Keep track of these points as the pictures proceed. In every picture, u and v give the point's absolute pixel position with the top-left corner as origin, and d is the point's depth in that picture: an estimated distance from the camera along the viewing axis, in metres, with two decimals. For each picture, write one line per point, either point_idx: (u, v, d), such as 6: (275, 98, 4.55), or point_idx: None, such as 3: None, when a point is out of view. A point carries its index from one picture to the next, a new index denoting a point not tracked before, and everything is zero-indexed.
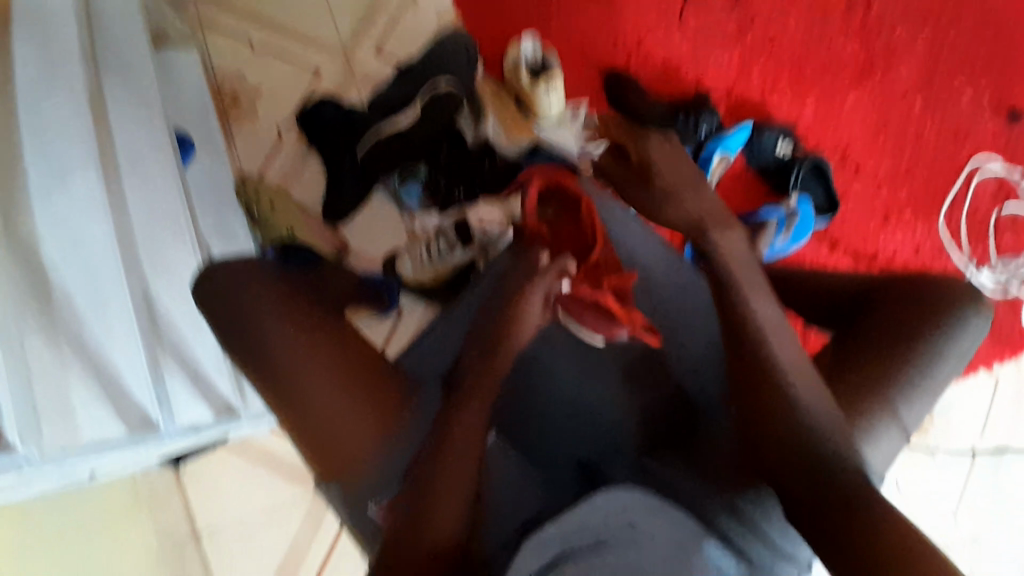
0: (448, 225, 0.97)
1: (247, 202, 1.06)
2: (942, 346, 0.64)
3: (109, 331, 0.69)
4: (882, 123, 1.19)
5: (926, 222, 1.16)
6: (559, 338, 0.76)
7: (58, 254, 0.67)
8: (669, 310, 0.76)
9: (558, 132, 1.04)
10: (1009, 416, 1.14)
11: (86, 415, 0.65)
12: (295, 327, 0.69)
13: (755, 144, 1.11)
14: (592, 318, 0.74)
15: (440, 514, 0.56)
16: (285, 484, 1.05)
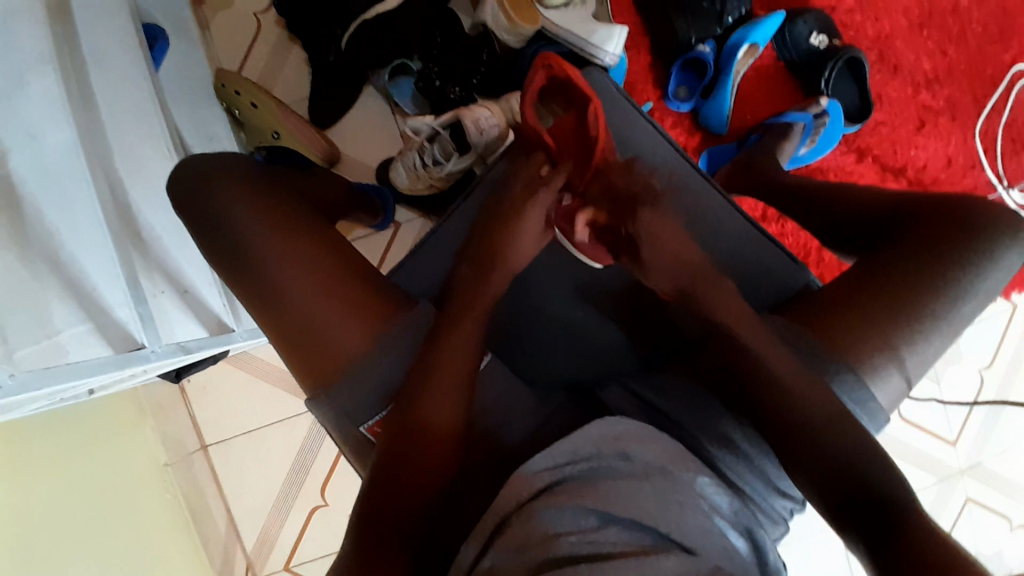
0: (442, 128, 0.87)
1: (225, 101, 0.97)
2: (970, 282, 0.61)
3: (82, 243, 0.64)
4: (926, 16, 1.06)
5: (961, 132, 1.05)
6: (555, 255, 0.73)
7: (23, 161, 0.63)
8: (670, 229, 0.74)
9: (566, 17, 0.92)
10: None
11: (68, 334, 0.59)
12: (278, 230, 0.63)
13: (787, 34, 1.00)
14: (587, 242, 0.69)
15: (435, 428, 0.57)
16: (283, 394, 1.07)
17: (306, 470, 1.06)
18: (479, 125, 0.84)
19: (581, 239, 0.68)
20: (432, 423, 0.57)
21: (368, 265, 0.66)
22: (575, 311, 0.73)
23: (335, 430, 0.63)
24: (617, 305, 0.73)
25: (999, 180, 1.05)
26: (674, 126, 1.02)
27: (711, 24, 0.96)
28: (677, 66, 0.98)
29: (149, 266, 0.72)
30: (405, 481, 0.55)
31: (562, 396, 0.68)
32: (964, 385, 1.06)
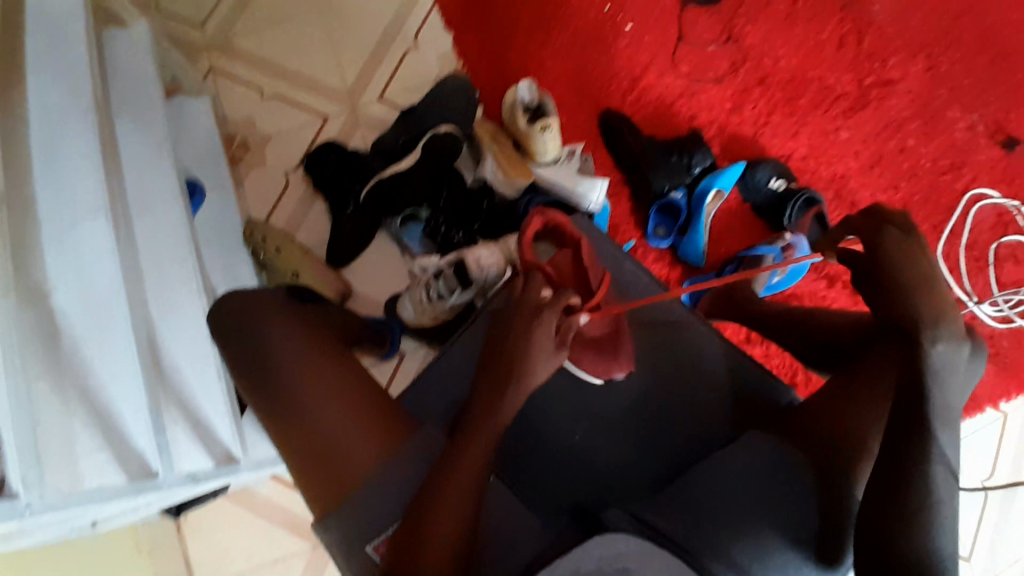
0: (448, 266, 0.97)
1: (254, 246, 1.07)
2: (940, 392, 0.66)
3: (114, 379, 0.69)
4: (877, 156, 1.21)
5: (924, 257, 1.17)
6: (555, 382, 0.77)
7: (64, 298, 0.67)
8: (659, 354, 0.79)
9: (555, 172, 1.07)
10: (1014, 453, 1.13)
11: (88, 462, 0.64)
12: (308, 357, 0.70)
13: (749, 179, 1.14)
14: (590, 359, 0.75)
15: (436, 555, 0.57)
16: (285, 529, 1.05)
17: None
18: (480, 263, 0.95)
19: (588, 360, 0.75)
20: (434, 548, 0.57)
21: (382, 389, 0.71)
22: (571, 430, 0.76)
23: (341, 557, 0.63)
24: (614, 424, 0.76)
25: (970, 297, 1.16)
26: (655, 260, 1.13)
27: (681, 174, 1.11)
28: (656, 209, 1.10)
29: (168, 399, 0.77)
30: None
31: (565, 516, 0.71)
32: (968, 495, 1.10)
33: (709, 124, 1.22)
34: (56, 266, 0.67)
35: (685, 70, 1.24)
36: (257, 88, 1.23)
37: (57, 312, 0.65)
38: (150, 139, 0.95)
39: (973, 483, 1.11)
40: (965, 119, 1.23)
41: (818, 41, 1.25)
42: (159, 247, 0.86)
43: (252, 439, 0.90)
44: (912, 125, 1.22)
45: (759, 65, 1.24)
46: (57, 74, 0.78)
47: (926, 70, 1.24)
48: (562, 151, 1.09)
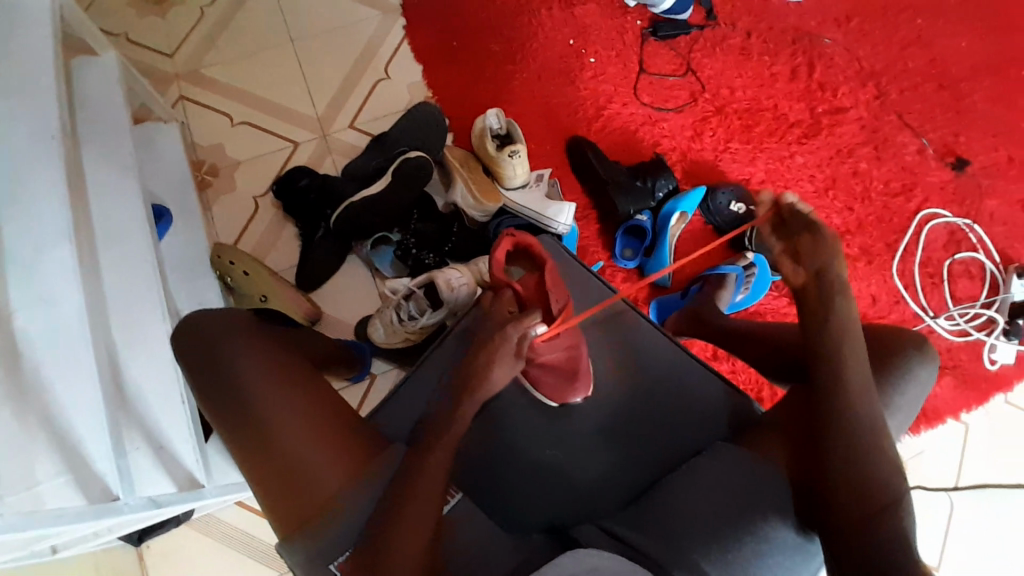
0: (418, 288, 0.98)
1: (220, 270, 1.06)
2: (893, 398, 0.69)
3: (75, 405, 0.67)
4: (832, 180, 1.27)
5: (880, 274, 1.22)
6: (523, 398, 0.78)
7: (30, 322, 0.68)
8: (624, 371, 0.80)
9: (525, 197, 1.11)
10: (983, 455, 1.16)
11: (48, 485, 0.60)
12: (275, 379, 0.69)
13: (710, 203, 1.19)
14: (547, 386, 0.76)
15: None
16: (253, 560, 1.02)
17: None
18: (450, 284, 0.95)
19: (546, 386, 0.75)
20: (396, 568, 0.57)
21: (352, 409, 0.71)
22: (543, 448, 0.76)
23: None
24: (583, 442, 0.77)
25: (927, 311, 1.21)
26: (624, 281, 1.15)
27: (647, 197, 1.15)
28: (622, 230, 1.13)
29: (130, 423, 0.76)
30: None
31: (537, 534, 0.70)
32: (933, 504, 1.14)
33: (672, 150, 1.26)
34: (21, 294, 0.68)
35: (647, 100, 1.29)
36: (228, 116, 1.24)
37: (21, 333, 0.66)
38: (119, 164, 0.95)
39: (937, 492, 1.14)
40: (914, 143, 1.29)
41: (771, 73, 1.32)
42: (121, 276, 0.86)
43: (218, 468, 0.89)
44: (864, 150, 1.29)
45: (716, 95, 1.31)
46: (22, 101, 0.78)
47: (875, 98, 1.32)
48: (529, 176, 1.12)
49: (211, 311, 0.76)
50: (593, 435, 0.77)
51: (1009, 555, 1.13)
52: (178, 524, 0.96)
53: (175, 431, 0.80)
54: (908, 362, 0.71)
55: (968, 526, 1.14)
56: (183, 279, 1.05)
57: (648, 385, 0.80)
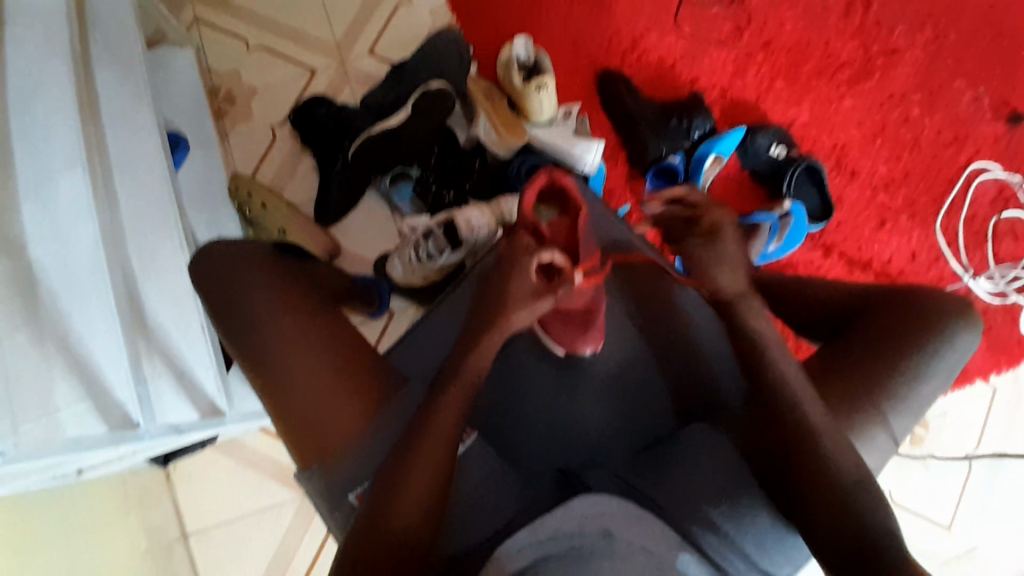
0: (437, 226, 0.96)
1: (238, 201, 1.04)
2: (928, 364, 0.66)
3: (92, 331, 0.68)
4: (879, 127, 1.18)
5: (923, 228, 1.14)
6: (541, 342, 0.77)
7: (45, 251, 0.67)
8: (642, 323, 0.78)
9: (548, 133, 1.04)
10: (1005, 424, 1.10)
11: (68, 412, 0.61)
12: (291, 316, 0.68)
13: (748, 146, 1.11)
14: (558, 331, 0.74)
15: (407, 516, 0.56)
16: (273, 480, 1.05)
17: (286, 563, 1.04)
18: (470, 223, 0.92)
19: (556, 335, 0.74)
20: (406, 508, 0.57)
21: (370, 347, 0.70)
22: (557, 393, 0.76)
23: (325, 509, 0.64)
24: (599, 388, 0.76)
25: (966, 271, 1.13)
26: (651, 225, 1.10)
27: (680, 138, 1.08)
28: (652, 173, 1.07)
29: (150, 350, 0.76)
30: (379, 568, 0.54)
31: (548, 475, 0.69)
32: (950, 468, 1.09)
33: (711, 87, 1.18)
34: (35, 219, 0.67)
35: (688, 32, 1.20)
36: (243, 40, 1.19)
37: (37, 263, 0.66)
38: (133, 89, 0.92)
39: (956, 456, 1.09)
40: (971, 91, 1.19)
41: (824, 5, 1.21)
42: (142, 202, 0.84)
43: (238, 395, 0.90)
44: (916, 96, 1.19)
45: (762, 28, 1.20)
46: (25, 15, 0.75)
47: (932, 40, 1.20)
48: (556, 111, 1.07)
49: (231, 243, 0.74)
50: (610, 382, 0.76)
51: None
52: (203, 447, 0.98)
53: (192, 356, 0.81)
54: (949, 329, 0.67)
55: (985, 492, 1.09)
56: (201, 208, 1.04)
57: (671, 335, 0.77)
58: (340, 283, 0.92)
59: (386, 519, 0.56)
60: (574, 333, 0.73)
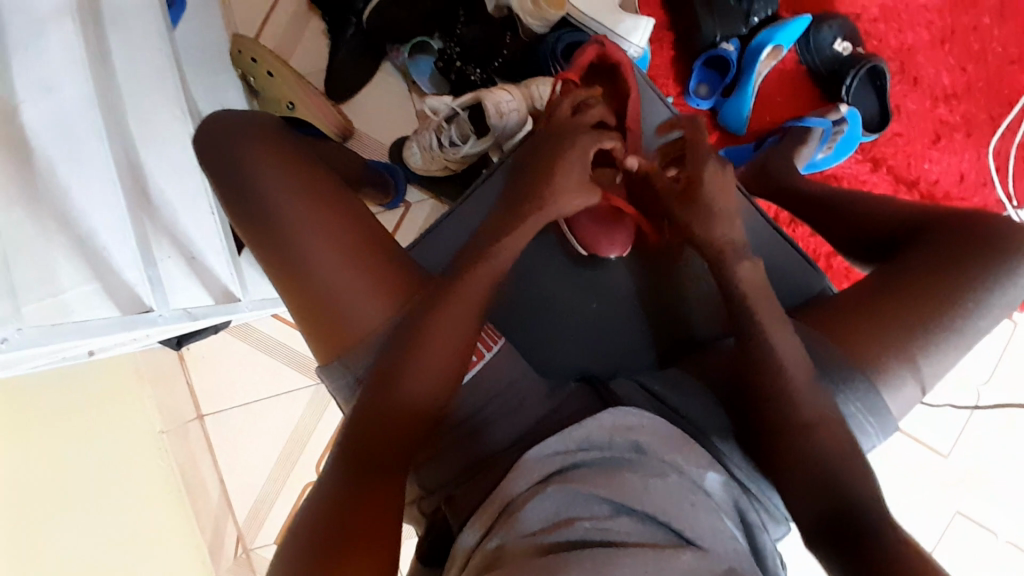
0: (461, 109, 0.86)
1: (242, 69, 0.95)
2: (982, 299, 0.61)
3: (95, 208, 0.63)
4: (948, 31, 1.02)
5: (975, 150, 1.02)
6: (571, 249, 0.73)
7: (38, 116, 0.61)
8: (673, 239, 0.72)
9: (592, 5, 0.92)
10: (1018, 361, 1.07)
11: (74, 293, 0.58)
12: (306, 199, 0.63)
13: (811, 38, 0.99)
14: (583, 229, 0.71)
15: (410, 414, 0.57)
16: (287, 367, 1.06)
17: (301, 445, 1.06)
18: (500, 109, 0.83)
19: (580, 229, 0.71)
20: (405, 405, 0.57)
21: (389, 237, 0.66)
22: (586, 300, 0.73)
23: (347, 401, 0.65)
24: (629, 298, 0.73)
25: (1008, 201, 1.02)
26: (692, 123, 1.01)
27: (737, 23, 0.96)
28: (701, 61, 0.97)
29: (157, 230, 0.72)
30: (382, 469, 0.55)
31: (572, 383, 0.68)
32: (957, 400, 1.07)
33: None
34: (23, 79, 0.61)
35: None
36: None
37: (27, 127, 0.61)
38: None
39: (965, 387, 1.07)
40: None
41: None
42: (137, 64, 0.75)
43: (250, 281, 0.88)
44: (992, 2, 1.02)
45: None
46: None
47: None
48: None
49: (240, 113, 0.67)
50: (640, 296, 0.73)
51: None
52: (217, 331, 0.96)
53: (203, 240, 0.77)
54: (1013, 262, 0.62)
55: (988, 427, 1.07)
56: None
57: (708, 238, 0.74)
58: (355, 169, 0.87)
59: (389, 416, 0.56)
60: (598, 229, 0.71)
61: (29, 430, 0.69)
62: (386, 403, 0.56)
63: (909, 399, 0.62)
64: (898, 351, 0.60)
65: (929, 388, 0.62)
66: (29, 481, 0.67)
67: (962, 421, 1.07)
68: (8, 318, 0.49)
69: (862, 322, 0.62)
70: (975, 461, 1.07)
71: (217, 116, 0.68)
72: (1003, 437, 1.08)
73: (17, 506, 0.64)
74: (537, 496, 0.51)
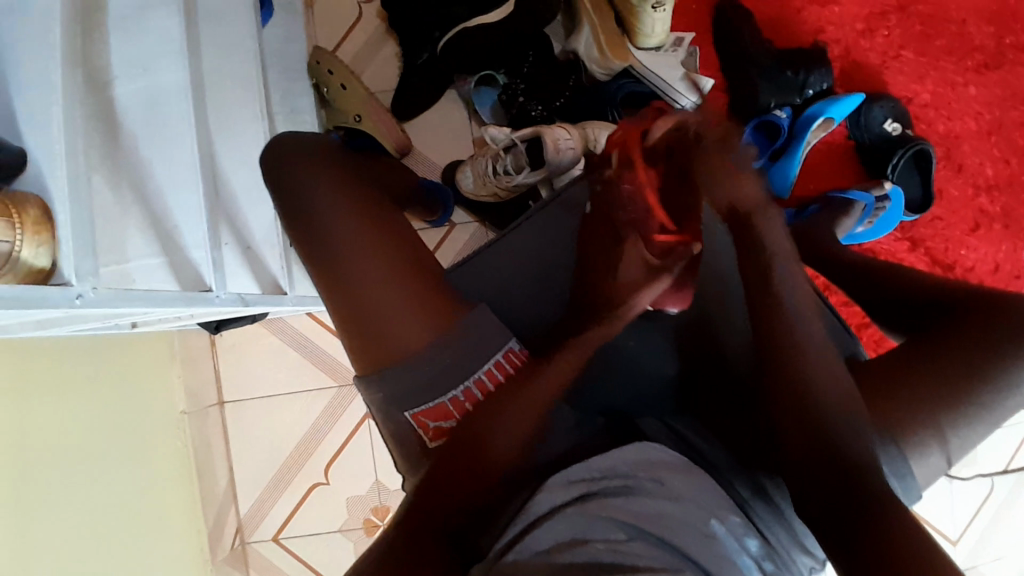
0: (520, 141, 0.91)
1: (317, 78, 1.00)
2: (1015, 379, 0.62)
3: (171, 184, 0.67)
4: (997, 124, 1.04)
5: (1013, 242, 1.03)
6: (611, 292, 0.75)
7: (128, 93, 0.66)
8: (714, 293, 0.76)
9: (656, 61, 0.97)
10: None
11: (138, 263, 0.62)
12: (370, 240, 0.69)
13: (862, 115, 1.01)
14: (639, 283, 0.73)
15: (493, 465, 0.58)
16: (311, 367, 1.08)
17: (310, 449, 1.07)
18: (557, 144, 0.87)
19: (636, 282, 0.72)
20: (495, 451, 0.59)
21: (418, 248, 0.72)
22: (622, 338, 0.74)
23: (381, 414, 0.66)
24: (663, 341, 0.76)
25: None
26: None
27: (791, 94, 1.00)
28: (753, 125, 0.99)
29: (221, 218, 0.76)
30: (467, 479, 0.57)
31: (599, 417, 0.70)
32: (975, 489, 1.05)
33: (834, 43, 1.05)
34: (121, 59, 0.66)
35: None
36: None
37: (118, 103, 0.65)
38: None
39: (983, 477, 1.05)
40: None
41: None
42: (225, 59, 0.80)
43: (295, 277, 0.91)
44: None
45: None
46: None
47: None
48: (667, 37, 0.97)
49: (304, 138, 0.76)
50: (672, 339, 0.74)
51: None
52: (253, 321, 0.98)
53: (259, 233, 0.82)
54: None
55: (1002, 520, 1.05)
56: None
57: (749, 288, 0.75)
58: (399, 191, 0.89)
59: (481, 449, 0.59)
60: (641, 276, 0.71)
61: (63, 390, 0.72)
62: (521, 390, 0.63)
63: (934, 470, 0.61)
64: (926, 426, 0.61)
65: (955, 461, 0.62)
66: (58, 437, 0.69)
67: (977, 510, 1.05)
68: (87, 275, 0.51)
69: (891, 393, 0.62)
70: (984, 553, 1.05)
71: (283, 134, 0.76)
72: (1016, 533, 1.06)
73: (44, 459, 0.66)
74: (549, 516, 0.52)
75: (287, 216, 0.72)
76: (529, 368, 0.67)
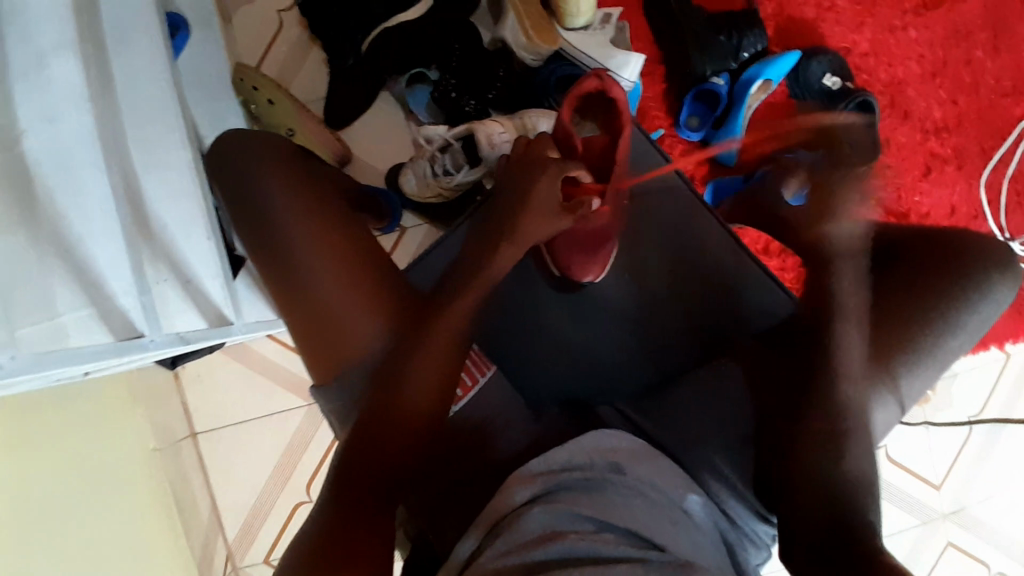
0: (455, 140, 0.90)
1: (243, 95, 0.97)
2: (952, 317, 0.64)
3: (94, 234, 0.65)
4: (940, 65, 1.03)
5: (966, 182, 1.02)
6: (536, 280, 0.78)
7: (41, 146, 0.63)
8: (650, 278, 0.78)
9: (583, 41, 0.94)
10: (1009, 393, 1.08)
11: (69, 317, 0.59)
12: (328, 249, 0.68)
13: (800, 73, 1.01)
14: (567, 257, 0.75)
15: (415, 417, 0.62)
16: (279, 387, 1.09)
17: (290, 468, 1.08)
18: (491, 139, 0.86)
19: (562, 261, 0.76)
20: (414, 392, 0.62)
21: (388, 257, 0.71)
22: (570, 330, 0.77)
23: (339, 419, 0.68)
24: (608, 316, 0.78)
25: (1003, 233, 1.01)
26: (682, 152, 1.02)
27: (727, 58, 0.98)
28: (691, 95, 0.99)
29: (155, 255, 0.74)
30: (385, 435, 0.61)
31: (555, 410, 0.72)
32: (951, 432, 1.08)
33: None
34: (29, 110, 0.63)
35: None
36: None
37: (31, 156, 0.62)
38: None
39: (958, 417, 1.08)
40: None
41: None
42: (140, 94, 0.79)
43: (244, 303, 0.90)
44: (982, 36, 1.03)
45: None
46: None
47: None
48: (594, 15, 0.95)
49: (246, 130, 0.74)
50: (619, 326, 0.77)
51: (1014, 490, 1.08)
52: (211, 352, 0.98)
53: (199, 264, 0.79)
54: (987, 279, 0.65)
55: (981, 457, 1.08)
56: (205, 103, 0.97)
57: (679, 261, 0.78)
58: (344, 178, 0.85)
59: (397, 408, 0.61)
60: (575, 253, 0.75)
61: (35, 445, 0.71)
62: (433, 325, 0.65)
63: (890, 419, 0.64)
64: (879, 373, 0.63)
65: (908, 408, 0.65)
66: (40, 493, 0.69)
67: (955, 452, 1.07)
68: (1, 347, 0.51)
69: (845, 342, 0.64)
70: (968, 493, 1.07)
71: (230, 130, 0.75)
72: (997, 469, 1.08)
73: (31, 515, 0.66)
74: (517, 516, 0.53)
75: (240, 227, 0.71)
76: (449, 292, 0.67)
